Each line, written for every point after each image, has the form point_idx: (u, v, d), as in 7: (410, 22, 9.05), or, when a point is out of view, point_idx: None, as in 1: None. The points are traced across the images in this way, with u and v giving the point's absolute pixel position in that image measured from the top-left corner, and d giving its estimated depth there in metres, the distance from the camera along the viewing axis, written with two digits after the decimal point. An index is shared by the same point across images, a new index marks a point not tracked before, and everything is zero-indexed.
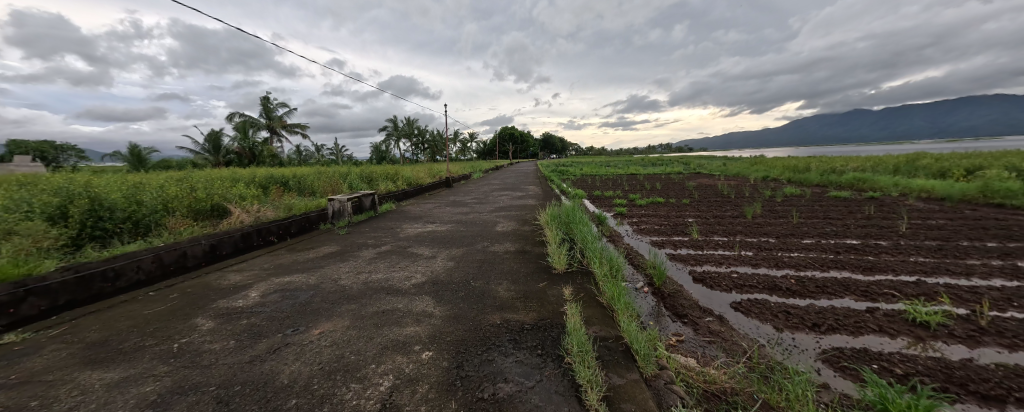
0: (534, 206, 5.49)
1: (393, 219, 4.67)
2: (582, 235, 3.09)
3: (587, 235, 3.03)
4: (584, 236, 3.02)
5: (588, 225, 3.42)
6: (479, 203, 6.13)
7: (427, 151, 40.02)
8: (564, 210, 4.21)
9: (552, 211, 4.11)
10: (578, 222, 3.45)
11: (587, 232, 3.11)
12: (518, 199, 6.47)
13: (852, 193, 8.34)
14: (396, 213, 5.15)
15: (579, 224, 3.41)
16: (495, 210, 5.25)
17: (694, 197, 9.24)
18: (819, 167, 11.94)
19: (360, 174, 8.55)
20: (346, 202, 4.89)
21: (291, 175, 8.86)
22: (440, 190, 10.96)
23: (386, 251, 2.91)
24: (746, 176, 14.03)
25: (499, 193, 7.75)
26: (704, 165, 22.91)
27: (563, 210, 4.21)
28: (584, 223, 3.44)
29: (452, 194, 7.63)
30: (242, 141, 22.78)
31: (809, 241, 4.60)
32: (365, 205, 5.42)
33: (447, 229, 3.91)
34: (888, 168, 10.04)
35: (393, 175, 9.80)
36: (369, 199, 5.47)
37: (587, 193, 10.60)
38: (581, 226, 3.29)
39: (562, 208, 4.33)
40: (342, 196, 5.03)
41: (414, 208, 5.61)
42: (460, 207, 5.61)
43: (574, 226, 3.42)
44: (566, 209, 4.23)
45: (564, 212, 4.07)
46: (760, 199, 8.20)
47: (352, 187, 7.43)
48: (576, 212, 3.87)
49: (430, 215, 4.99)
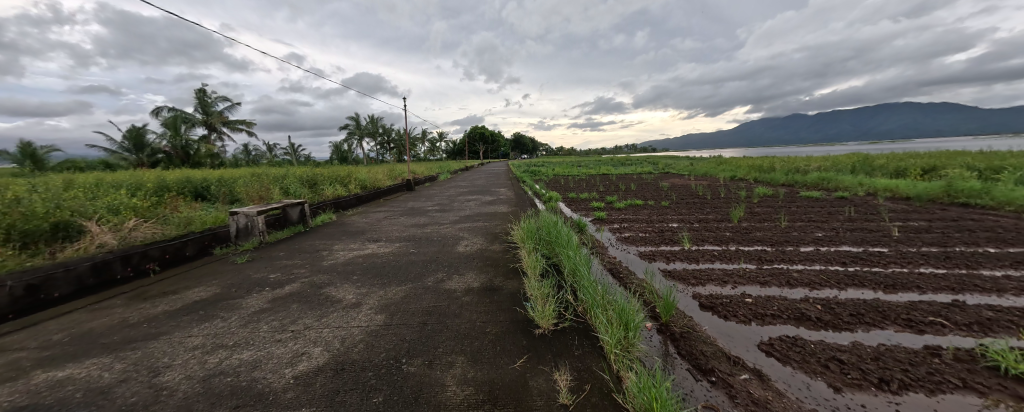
0: (505, 214, 4.69)
1: (325, 234, 3.66)
2: (570, 262, 2.34)
3: (577, 263, 2.28)
4: (574, 265, 2.27)
5: (575, 245, 2.68)
6: (440, 211, 5.23)
7: (393, 151, 38.08)
8: (544, 222, 3.45)
9: (530, 223, 3.32)
10: (563, 242, 2.69)
11: (576, 258, 2.37)
12: (486, 206, 5.65)
13: (822, 193, 8.27)
14: (332, 226, 4.14)
15: (564, 244, 2.66)
16: (458, 220, 4.37)
17: (671, 199, 8.88)
18: (783, 167, 12.09)
19: (302, 176, 7.30)
20: (254, 216, 3.66)
21: (216, 180, 7.45)
22: (401, 193, 9.90)
23: (286, 295, 1.98)
24: (715, 176, 14.04)
25: (464, 198, 6.86)
26: (671, 165, 23.24)
27: (542, 222, 3.44)
28: (569, 242, 2.69)
29: (410, 200, 6.62)
30: (173, 140, 20.24)
31: (808, 249, 4.14)
32: (291, 218, 4.27)
33: (392, 250, 3.00)
34: (850, 167, 10.19)
35: (344, 177, 8.56)
36: (298, 210, 4.33)
37: (561, 195, 9.96)
38: (568, 249, 2.53)
39: (541, 220, 3.56)
40: (253, 208, 3.85)
41: (358, 220, 4.60)
42: (415, 217, 4.68)
43: (559, 246, 2.67)
44: (545, 221, 3.48)
45: (543, 225, 3.31)
46: (736, 201, 7.93)
47: (288, 194, 6.25)
48: (559, 227, 3.12)
49: (375, 228, 4.02)
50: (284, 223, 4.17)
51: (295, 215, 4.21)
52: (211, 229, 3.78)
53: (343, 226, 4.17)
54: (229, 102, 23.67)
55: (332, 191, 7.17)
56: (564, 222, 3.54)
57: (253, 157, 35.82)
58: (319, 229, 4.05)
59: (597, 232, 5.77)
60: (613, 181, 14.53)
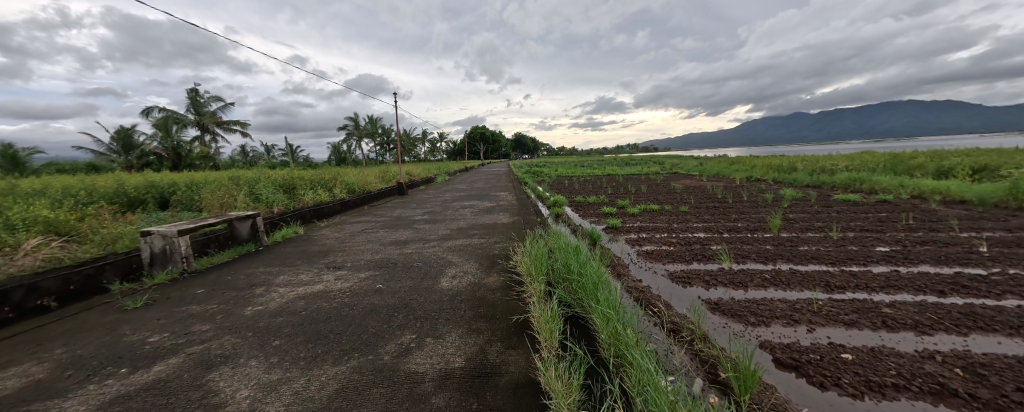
0: (506, 228, 3.91)
1: (277, 257, 2.91)
2: (607, 323, 1.59)
3: (620, 325, 1.52)
4: (615, 328, 1.51)
5: (604, 284, 1.88)
6: (429, 221, 4.46)
7: (393, 152, 37.39)
8: (556, 242, 2.70)
9: (538, 244, 2.55)
10: (588, 278, 1.92)
11: (615, 315, 1.61)
12: (484, 215, 4.87)
13: (860, 195, 7.43)
14: (293, 243, 3.38)
15: (590, 282, 1.90)
16: (449, 236, 3.60)
17: (688, 203, 8.09)
18: (806, 167, 11.24)
19: (279, 179, 6.55)
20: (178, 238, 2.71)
21: (185, 184, 6.70)
22: (393, 198, 9.11)
23: (144, 394, 1.24)
24: (730, 177, 13.22)
25: (460, 204, 6.11)
26: (679, 165, 22.39)
27: (554, 243, 2.69)
28: (596, 279, 1.90)
29: (399, 208, 5.87)
30: (164, 141, 19.61)
31: (881, 269, 3.32)
32: (240, 236, 3.41)
33: (351, 282, 2.23)
34: (883, 167, 9.36)
35: (330, 180, 7.81)
36: (249, 224, 3.47)
37: (567, 199, 9.19)
38: (599, 294, 1.77)
39: (553, 238, 2.80)
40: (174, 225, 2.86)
41: (330, 233, 3.85)
42: (398, 230, 3.92)
43: (583, 285, 1.91)
44: (558, 240, 2.72)
45: (557, 247, 2.55)
46: (763, 206, 7.12)
47: (260, 201, 5.49)
48: (578, 251, 2.35)
49: (344, 246, 3.27)
50: (231, 242, 3.32)
51: (245, 232, 3.38)
52: (127, 255, 2.96)
53: (306, 243, 3.41)
54: (223, 101, 23.02)
55: (313, 198, 6.42)
56: (583, 242, 2.78)
57: (251, 159, 35.23)
58: (276, 247, 3.29)
59: (612, 244, 4.99)
60: (621, 182, 13.72)
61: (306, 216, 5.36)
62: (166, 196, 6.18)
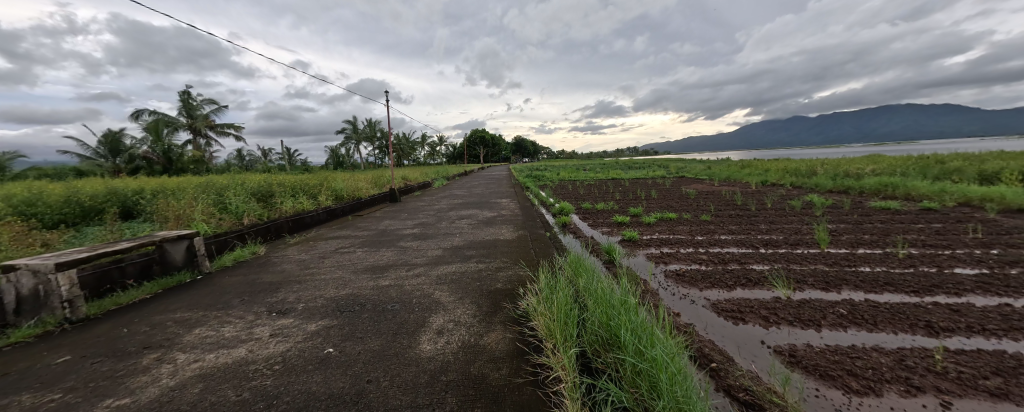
0: (510, 247, 3.23)
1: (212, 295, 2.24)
2: None
3: None
4: None
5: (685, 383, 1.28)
6: (419, 237, 3.77)
7: (392, 155, 36.85)
8: (587, 285, 2.07)
9: (563, 286, 1.90)
10: (659, 366, 1.30)
11: None
12: (485, 228, 4.20)
13: (898, 202, 6.75)
14: (243, 270, 2.71)
15: (664, 375, 1.27)
16: (440, 258, 2.92)
17: (707, 210, 7.42)
18: (827, 171, 10.58)
19: (257, 185, 5.90)
20: (53, 276, 2.13)
21: (154, 191, 6.08)
22: (385, 205, 8.44)
23: None
24: (744, 181, 12.53)
25: (458, 214, 5.42)
26: (686, 168, 21.74)
27: (585, 287, 2.07)
28: (667, 370, 1.29)
29: (387, 218, 5.19)
30: (154, 145, 19.07)
31: (984, 302, 2.63)
32: (173, 261, 3.01)
33: (290, 342, 1.55)
34: (915, 172, 8.69)
35: (316, 186, 7.14)
36: (182, 248, 3.05)
37: (574, 206, 8.53)
38: (687, 406, 1.13)
39: (582, 277, 2.18)
40: (63, 252, 2.38)
41: (296, 254, 3.17)
42: (380, 250, 3.23)
43: (652, 380, 1.28)
44: (591, 283, 2.09)
45: (591, 295, 1.93)
46: (794, 215, 6.44)
47: (227, 211, 4.83)
48: (626, 307, 1.71)
49: (305, 274, 2.58)
50: (159, 268, 2.93)
51: (177, 257, 2.99)
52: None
53: (260, 269, 2.72)
54: (217, 104, 22.44)
55: (293, 207, 5.75)
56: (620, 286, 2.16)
57: (248, 163, 34.63)
58: (220, 277, 2.62)
59: (632, 260, 4.31)
60: (628, 186, 13.05)
61: (284, 227, 4.91)
62: (129, 203, 5.55)
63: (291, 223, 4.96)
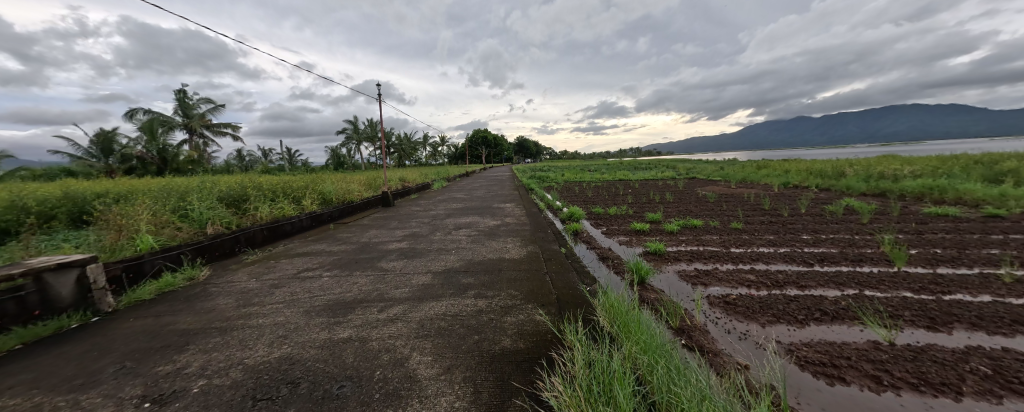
0: (519, 272, 2.52)
1: (88, 370, 1.53)
2: None
3: None
4: None
5: None
6: (405, 255, 3.05)
7: (393, 156, 36.31)
8: (655, 372, 1.42)
9: (625, 377, 1.24)
10: None
11: None
12: (487, 242, 3.49)
13: (955, 208, 6.00)
14: (161, 313, 2.00)
15: None
16: (427, 289, 2.20)
17: (733, 216, 6.71)
18: (858, 173, 9.83)
19: (230, 187, 5.22)
20: None
21: (116, 193, 5.40)
22: (377, 209, 7.76)
23: None
24: (764, 183, 11.79)
25: (456, 223, 4.72)
26: (696, 169, 20.98)
27: (651, 375, 1.42)
28: None
29: (375, 227, 4.49)
30: (148, 145, 18.59)
31: None
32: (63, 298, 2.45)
33: None
34: (958, 175, 7.98)
35: (301, 189, 6.47)
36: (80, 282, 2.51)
37: (585, 210, 7.82)
38: None
39: (643, 352, 1.52)
40: None
41: (244, 283, 2.46)
42: (351, 274, 2.50)
43: None
44: (663, 372, 1.43)
45: (672, 404, 1.27)
46: (837, 223, 5.72)
47: (186, 219, 4.14)
48: None
49: (237, 318, 1.86)
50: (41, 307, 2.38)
51: (69, 293, 2.46)
52: None
53: (184, 312, 2.01)
54: (213, 104, 21.90)
55: (270, 213, 5.07)
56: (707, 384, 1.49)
57: (247, 163, 34.05)
58: (126, 328, 1.91)
59: (663, 279, 3.60)
60: (638, 188, 12.32)
61: (256, 236, 4.38)
62: (84, 208, 4.88)
63: (265, 231, 4.44)
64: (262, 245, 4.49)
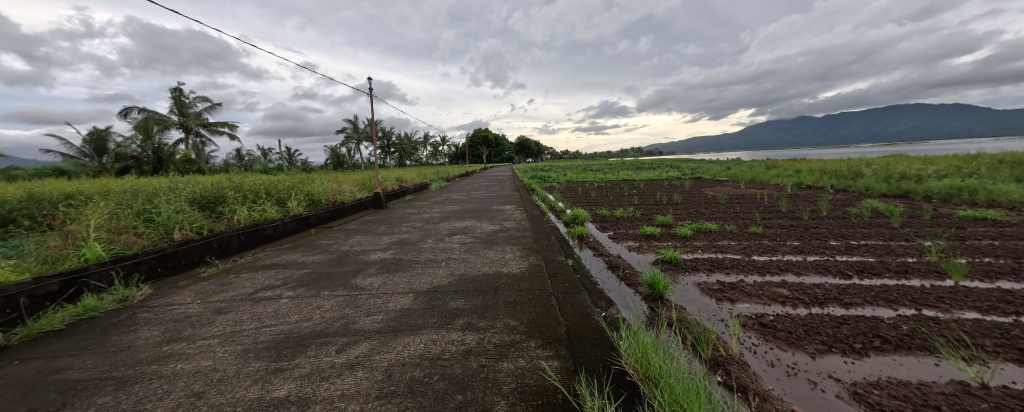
0: (520, 293, 2.10)
1: None
2: None
3: None
4: None
5: None
6: (387, 268, 2.62)
7: (393, 156, 35.98)
8: None
9: None
10: None
11: None
12: (484, 251, 3.07)
13: (991, 211, 5.60)
14: (69, 362, 1.59)
15: None
16: (403, 317, 1.77)
17: (749, 219, 6.30)
18: (877, 173, 9.43)
19: (206, 188, 4.80)
20: None
21: (85, 194, 4.99)
22: (370, 211, 7.35)
23: None
24: (775, 184, 11.36)
25: (450, 228, 4.31)
26: (702, 169, 20.56)
27: None
28: None
29: (363, 233, 4.09)
30: (143, 144, 18.28)
31: None
32: None
33: None
34: (987, 176, 7.56)
35: (287, 189, 6.05)
36: None
37: (590, 212, 7.41)
38: None
39: None
40: None
41: (188, 310, 2.04)
42: (316, 295, 2.07)
43: None
44: None
45: None
46: (865, 227, 5.31)
47: (151, 223, 3.72)
48: None
49: (155, 372, 1.45)
50: None
51: None
52: None
53: (98, 358, 1.60)
54: (209, 102, 21.55)
55: (249, 216, 4.66)
56: None
57: (246, 163, 33.71)
58: (13, 381, 1.51)
59: (682, 293, 3.17)
60: (644, 189, 11.88)
61: (233, 241, 4.07)
62: (46, 209, 4.46)
63: (244, 235, 4.15)
64: (239, 251, 4.17)
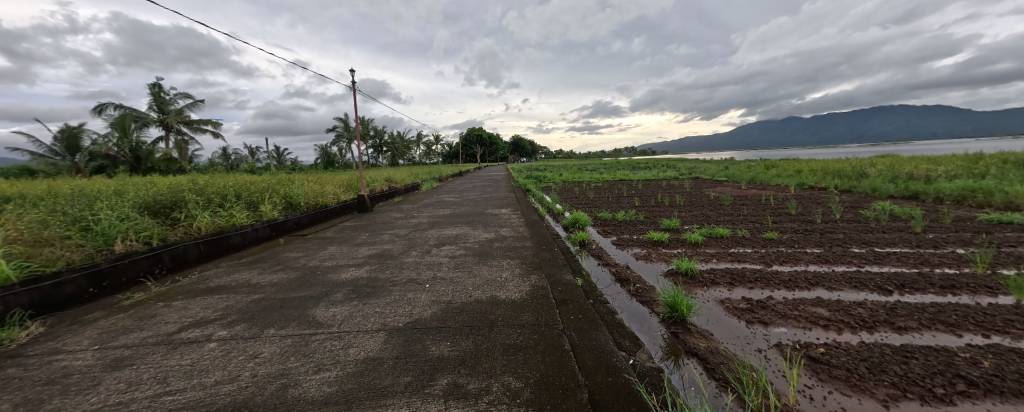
0: (521, 331, 1.67)
1: None
2: None
3: None
4: None
5: None
6: (358, 293, 2.16)
7: (385, 155, 35.27)
8: None
9: None
10: None
11: None
12: (477, 268, 2.63)
13: (1014, 214, 5.32)
14: None
15: None
16: (365, 377, 1.36)
17: (759, 223, 5.95)
18: (883, 173, 9.19)
19: (164, 190, 4.26)
20: None
21: (24, 197, 4.41)
22: (354, 214, 6.84)
23: None
24: (777, 184, 11.07)
25: (439, 236, 3.84)
26: (699, 169, 20.34)
27: None
28: None
29: (339, 242, 3.61)
30: (120, 143, 17.42)
31: None
32: None
33: None
34: (999, 177, 7.30)
35: (261, 192, 5.52)
36: None
37: (590, 215, 7.00)
38: None
39: None
40: None
41: (90, 367, 1.59)
42: (259, 339, 1.63)
43: None
44: None
45: None
46: (886, 232, 4.98)
47: (87, 231, 3.19)
48: None
49: None
50: None
51: None
52: None
53: None
54: (192, 98, 20.67)
55: (212, 223, 4.16)
56: None
57: (232, 163, 32.65)
58: None
59: (706, 313, 2.75)
60: (644, 189, 11.50)
61: (190, 252, 3.60)
62: None
63: (204, 245, 3.71)
64: (198, 263, 3.72)
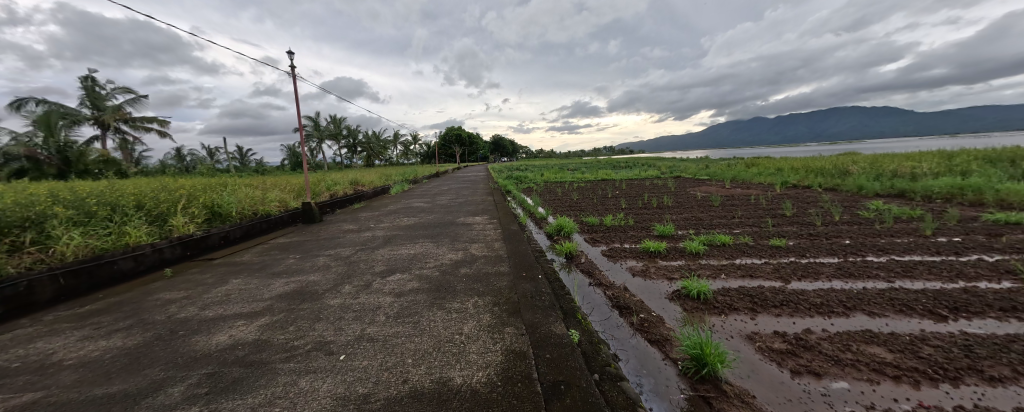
0: None
1: None
2: None
3: None
4: None
5: None
6: (219, 387, 1.37)
7: (358, 155, 33.62)
8: None
9: None
10: None
11: None
12: (425, 318, 1.84)
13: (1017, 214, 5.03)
14: None
15: None
16: None
17: (758, 227, 5.44)
18: (867, 171, 9.03)
19: (20, 201, 3.25)
20: None
21: None
22: (304, 224, 5.84)
23: None
24: (761, 183, 10.81)
25: (390, 259, 3.00)
26: (680, 168, 20.25)
27: None
28: None
29: (253, 272, 2.72)
30: (45, 145, 15.40)
31: None
32: None
33: None
34: (983, 174, 7.17)
35: (174, 199, 4.47)
36: None
37: (575, 220, 6.32)
38: None
39: None
40: None
41: None
42: None
43: None
44: None
45: None
46: (898, 236, 4.53)
47: None
48: None
49: None
50: None
51: None
52: None
53: None
54: (133, 94, 18.55)
55: (85, 245, 3.19)
56: None
57: (187, 165, 30.09)
58: None
59: (740, 363, 2.07)
60: (627, 190, 10.98)
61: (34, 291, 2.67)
62: None
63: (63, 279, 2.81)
64: (53, 302, 2.83)
